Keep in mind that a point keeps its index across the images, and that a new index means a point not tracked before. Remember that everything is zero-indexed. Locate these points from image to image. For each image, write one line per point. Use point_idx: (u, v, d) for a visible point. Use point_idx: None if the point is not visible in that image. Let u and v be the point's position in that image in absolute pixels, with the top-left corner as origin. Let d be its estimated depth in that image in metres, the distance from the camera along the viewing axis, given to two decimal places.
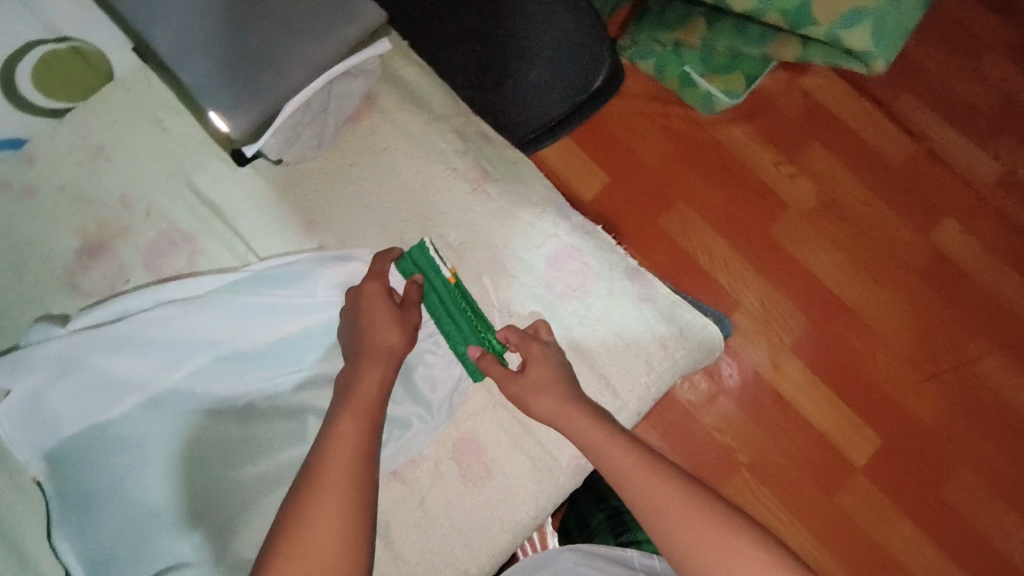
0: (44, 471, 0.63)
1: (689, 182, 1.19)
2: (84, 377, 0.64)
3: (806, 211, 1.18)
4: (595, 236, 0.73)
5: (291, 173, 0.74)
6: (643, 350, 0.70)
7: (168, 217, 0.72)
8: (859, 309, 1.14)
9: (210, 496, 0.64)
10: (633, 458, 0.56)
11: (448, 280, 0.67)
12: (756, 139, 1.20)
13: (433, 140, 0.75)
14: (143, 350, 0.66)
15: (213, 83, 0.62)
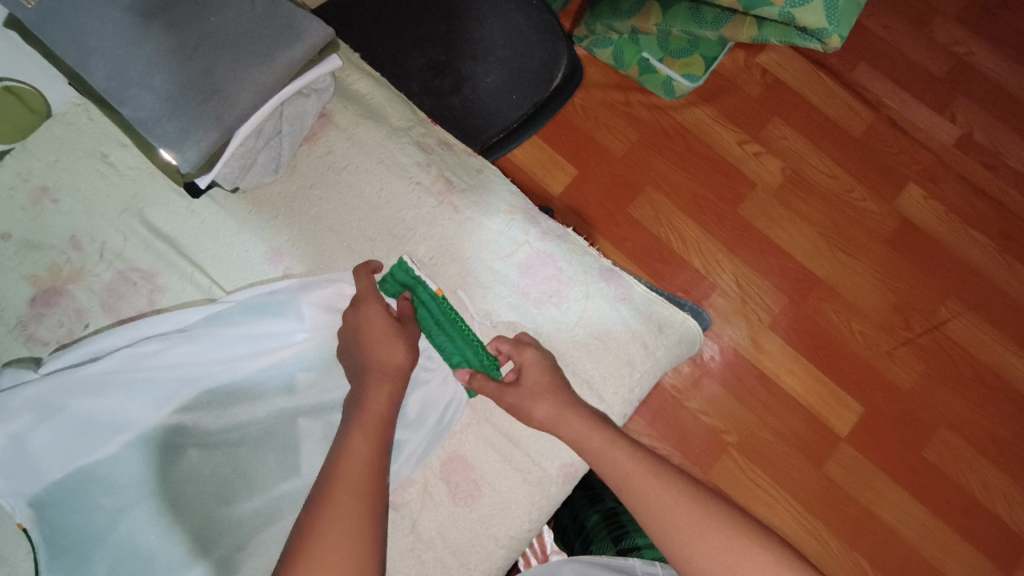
0: (30, 519, 0.60)
1: (658, 169, 1.19)
2: (67, 419, 0.62)
3: (773, 188, 1.18)
4: (567, 239, 0.72)
5: (251, 199, 0.71)
6: (624, 350, 0.69)
7: (124, 255, 0.69)
8: (833, 281, 1.15)
9: (205, 536, 0.62)
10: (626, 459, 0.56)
11: (437, 292, 0.67)
12: (718, 121, 1.20)
13: (394, 154, 0.73)
14: (128, 387, 0.63)
15: (157, 115, 0.60)
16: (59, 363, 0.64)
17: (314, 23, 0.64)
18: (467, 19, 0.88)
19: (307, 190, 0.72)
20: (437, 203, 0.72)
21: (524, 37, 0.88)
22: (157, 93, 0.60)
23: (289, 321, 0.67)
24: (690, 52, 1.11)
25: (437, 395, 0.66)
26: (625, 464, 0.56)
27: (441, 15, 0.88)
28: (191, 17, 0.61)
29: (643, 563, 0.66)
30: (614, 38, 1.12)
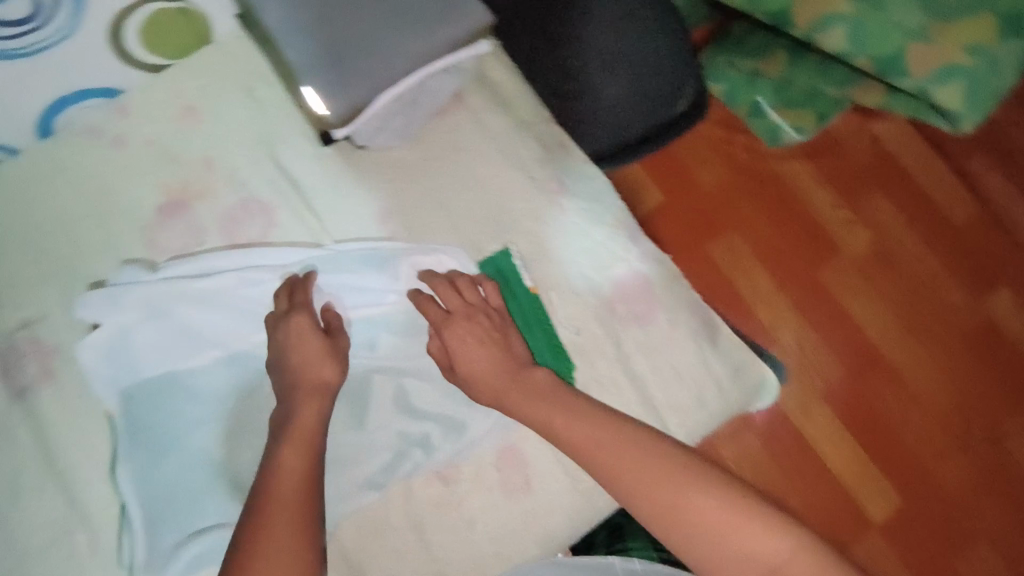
0: (118, 408, 0.65)
1: (745, 213, 1.18)
2: (170, 325, 0.66)
3: (857, 259, 1.16)
4: (664, 265, 0.74)
5: (372, 160, 0.74)
6: (698, 385, 0.70)
7: (249, 185, 0.73)
8: (898, 365, 1.12)
9: None
10: (583, 422, 0.58)
11: (531, 289, 0.70)
12: (816, 179, 1.19)
13: (516, 146, 0.75)
14: (228, 310, 0.67)
15: (318, 66, 0.63)
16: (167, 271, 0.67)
17: (472, 7, 0.66)
18: (599, 27, 0.84)
19: (426, 162, 0.74)
20: (548, 202, 0.73)
21: (657, 57, 0.86)
22: (322, 46, 0.64)
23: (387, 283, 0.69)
24: (807, 104, 1.07)
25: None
26: (578, 424, 0.58)
27: (573, 15, 0.84)
28: None
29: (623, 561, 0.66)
30: (731, 75, 1.09)
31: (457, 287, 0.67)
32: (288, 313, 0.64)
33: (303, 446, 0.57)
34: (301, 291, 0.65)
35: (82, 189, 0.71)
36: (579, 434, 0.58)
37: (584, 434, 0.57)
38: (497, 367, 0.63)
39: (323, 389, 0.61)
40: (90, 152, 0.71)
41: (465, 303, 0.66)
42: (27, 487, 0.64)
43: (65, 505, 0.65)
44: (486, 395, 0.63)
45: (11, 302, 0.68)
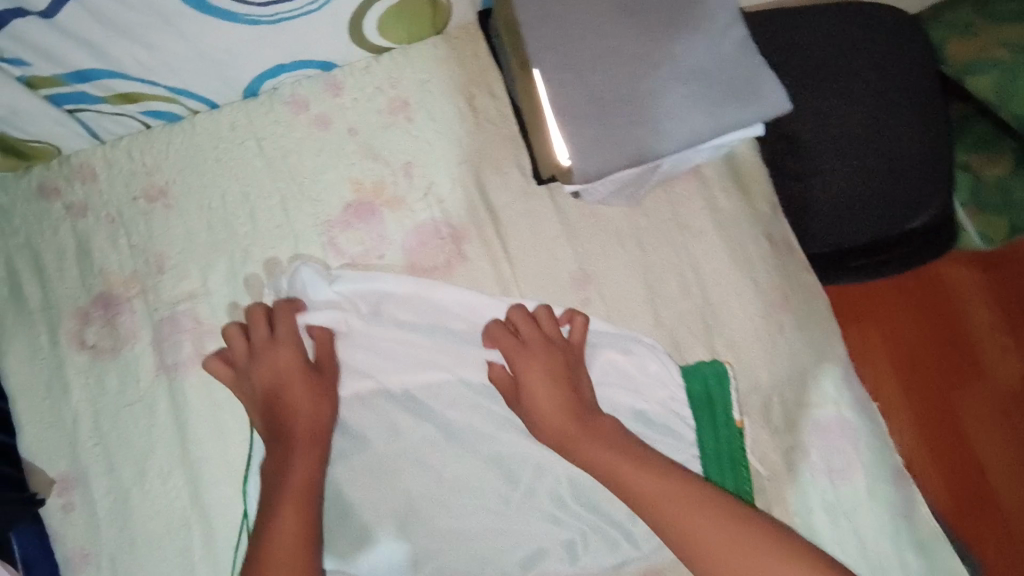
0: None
1: (891, 305, 1.05)
2: (344, 340, 0.62)
3: (1000, 391, 1.03)
4: (874, 418, 0.64)
5: (583, 215, 0.66)
6: (877, 562, 0.62)
7: (445, 206, 0.65)
8: (1014, 520, 0.99)
9: (406, 518, 0.61)
10: (656, 478, 0.54)
11: (736, 424, 0.62)
12: (981, 291, 1.05)
13: (745, 242, 0.66)
14: (406, 335, 0.63)
15: (578, 115, 0.54)
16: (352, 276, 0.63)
17: (776, 88, 0.54)
18: (847, 111, 0.76)
19: (641, 232, 0.65)
20: (764, 314, 0.65)
21: (909, 160, 0.75)
22: (591, 92, 0.54)
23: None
24: None
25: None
26: (644, 479, 0.54)
27: (831, 89, 0.77)
28: (661, 24, 0.55)
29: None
30: None
31: (536, 317, 0.61)
32: (268, 347, 0.60)
33: (298, 511, 0.54)
34: (285, 320, 0.61)
35: (274, 165, 0.65)
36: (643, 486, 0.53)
37: (654, 487, 0.53)
38: (565, 409, 0.57)
39: (319, 436, 0.58)
40: (291, 128, 0.65)
41: (539, 333, 0.60)
42: (158, 467, 0.62)
43: (193, 495, 0.62)
44: (547, 436, 0.58)
45: (179, 270, 0.64)
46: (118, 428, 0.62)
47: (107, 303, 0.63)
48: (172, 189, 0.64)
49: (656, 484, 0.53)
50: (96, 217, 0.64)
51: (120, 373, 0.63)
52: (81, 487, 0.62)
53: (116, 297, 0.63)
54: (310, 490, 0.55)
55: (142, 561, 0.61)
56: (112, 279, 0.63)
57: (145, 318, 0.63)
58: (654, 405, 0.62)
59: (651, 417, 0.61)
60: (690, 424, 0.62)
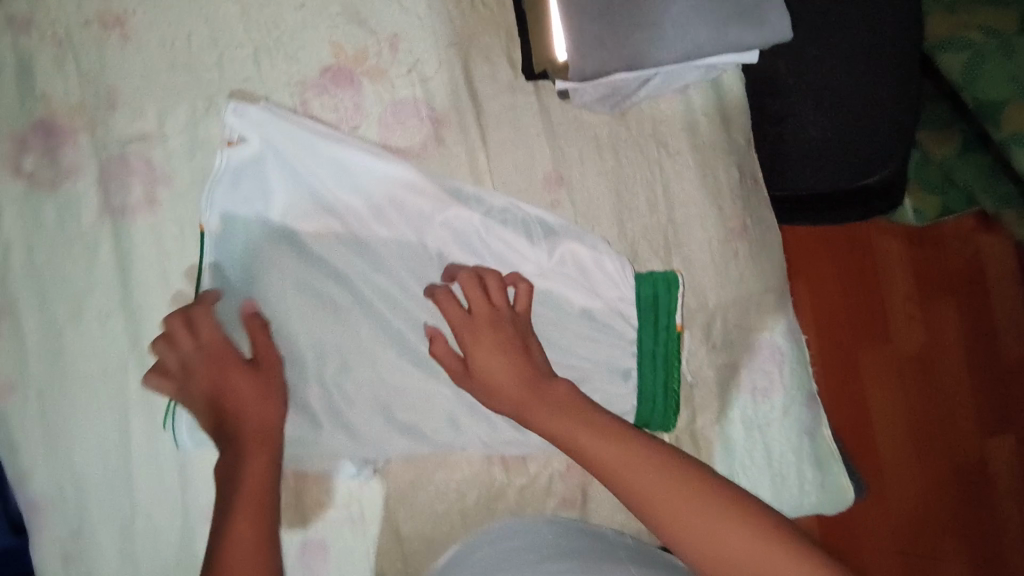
0: (215, 228, 0.59)
1: (822, 257, 1.08)
2: (312, 181, 0.61)
3: (901, 352, 1.08)
4: (802, 348, 0.70)
5: (565, 117, 0.65)
6: (780, 468, 0.69)
7: (428, 85, 0.63)
8: (886, 461, 1.06)
9: (365, 379, 0.62)
10: (611, 443, 0.51)
11: (675, 328, 0.62)
12: (903, 261, 1.09)
13: (716, 168, 0.67)
14: (363, 199, 0.61)
15: (585, 11, 0.53)
16: (292, 128, 0.60)
17: (781, 17, 0.54)
18: (837, 63, 0.76)
19: (619, 142, 0.66)
20: (723, 239, 0.67)
21: (877, 116, 0.77)
22: None
23: (538, 250, 0.62)
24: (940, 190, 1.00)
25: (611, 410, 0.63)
26: (600, 445, 0.51)
27: (821, 35, 0.76)
28: None
29: (614, 531, 0.63)
30: None
31: (484, 280, 0.58)
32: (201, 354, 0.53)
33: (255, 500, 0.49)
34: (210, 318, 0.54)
35: (249, 14, 0.61)
36: (603, 447, 0.51)
37: (610, 455, 0.50)
38: (518, 375, 0.55)
39: (268, 438, 0.52)
40: None
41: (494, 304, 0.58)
42: (93, 310, 0.59)
43: (130, 343, 0.60)
44: (507, 404, 0.55)
45: (133, 108, 0.59)
46: (56, 264, 0.58)
47: (49, 130, 0.58)
48: (131, 20, 0.59)
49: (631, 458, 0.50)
50: (40, 37, 0.58)
51: (60, 207, 0.58)
52: (12, 319, 0.58)
53: (58, 127, 0.58)
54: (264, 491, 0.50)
55: (76, 400, 0.59)
56: (55, 106, 0.58)
57: (91, 153, 0.58)
58: (604, 304, 0.63)
59: (597, 314, 0.63)
60: (631, 324, 0.63)
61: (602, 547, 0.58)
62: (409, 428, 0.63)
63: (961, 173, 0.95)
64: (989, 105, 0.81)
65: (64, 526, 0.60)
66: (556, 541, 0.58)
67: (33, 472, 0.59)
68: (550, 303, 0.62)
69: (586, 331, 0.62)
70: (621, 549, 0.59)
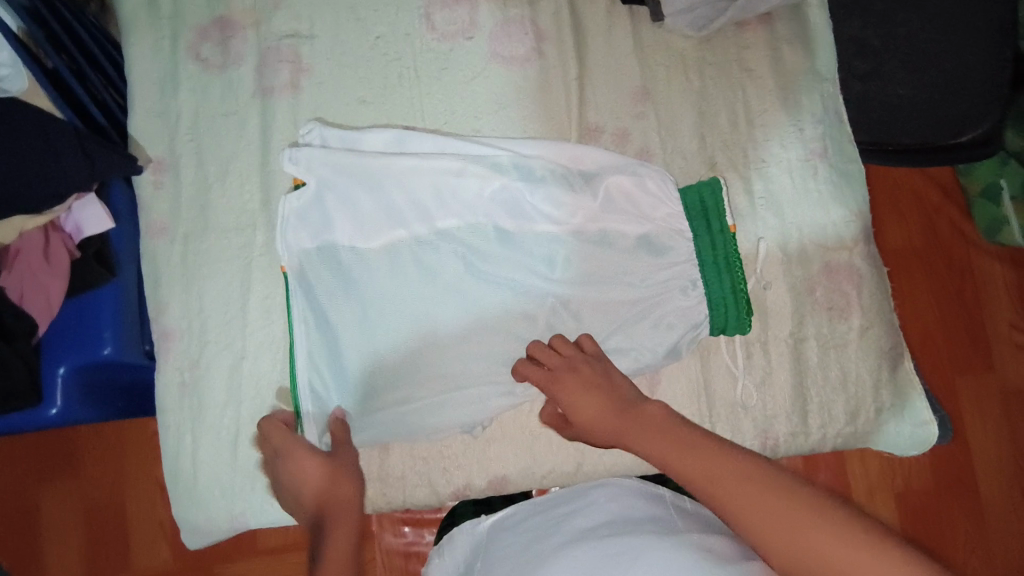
0: (295, 268, 0.67)
1: (918, 284, 1.06)
2: (376, 189, 0.67)
3: (1006, 386, 1.04)
4: (882, 274, 0.69)
5: (656, 40, 0.71)
6: (858, 396, 0.67)
7: (534, 8, 0.72)
8: (988, 500, 1.02)
9: (445, 344, 0.66)
10: (688, 456, 0.52)
11: (728, 228, 0.63)
12: (1007, 289, 1.07)
13: (798, 94, 0.71)
14: (419, 197, 0.67)
15: None
16: (339, 156, 0.67)
17: None
18: (919, 23, 0.80)
19: (705, 66, 0.71)
20: (803, 157, 0.70)
21: (969, 76, 0.79)
22: None
23: (583, 193, 0.66)
24: None
25: (680, 318, 0.64)
26: (689, 463, 0.51)
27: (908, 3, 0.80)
28: None
29: (672, 494, 0.67)
30: None
31: (551, 346, 0.63)
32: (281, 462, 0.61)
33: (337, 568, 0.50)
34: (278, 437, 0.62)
35: None
36: (690, 464, 0.51)
37: (692, 466, 0.51)
38: (606, 411, 0.59)
39: (347, 512, 0.56)
40: None
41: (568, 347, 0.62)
42: (237, 172, 0.69)
43: (261, 202, 0.69)
44: (604, 437, 0.59)
45: (292, 11, 0.71)
46: (214, 131, 0.70)
47: (225, 26, 0.71)
48: None
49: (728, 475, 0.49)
50: None
51: (224, 85, 0.70)
52: (174, 171, 0.69)
53: (233, 22, 0.71)
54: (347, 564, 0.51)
55: (211, 244, 0.68)
56: (234, 7, 0.71)
57: (255, 44, 0.71)
58: (656, 226, 0.65)
59: (652, 238, 0.65)
60: (684, 231, 0.64)
61: (657, 511, 0.62)
62: (484, 353, 0.66)
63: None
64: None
65: (185, 356, 0.67)
66: (612, 504, 0.63)
67: (166, 304, 0.68)
68: (607, 241, 0.66)
69: (640, 257, 0.65)
70: (673, 513, 0.63)
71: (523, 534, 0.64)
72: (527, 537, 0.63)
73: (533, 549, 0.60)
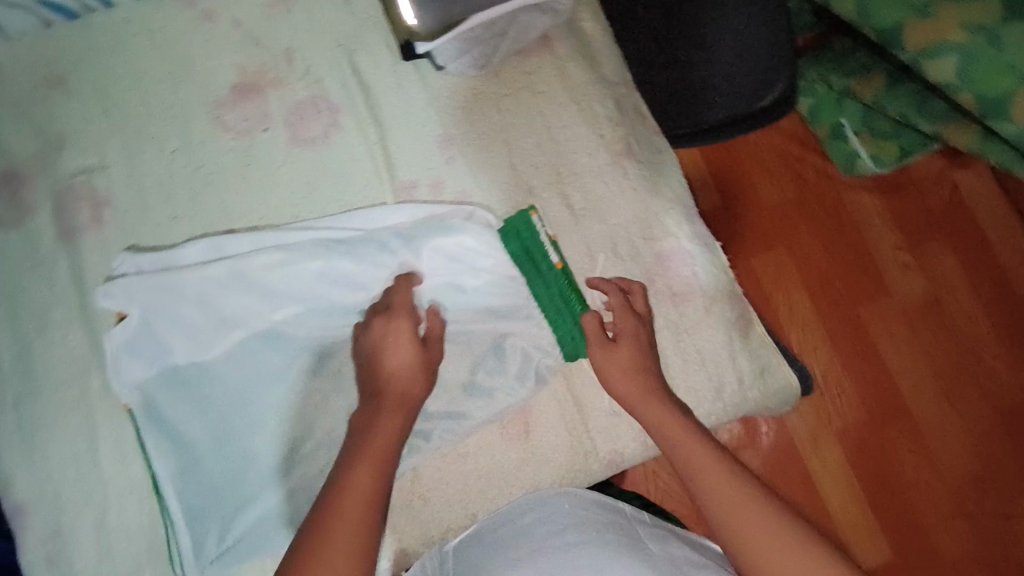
0: (136, 402, 0.64)
1: (799, 232, 1.08)
2: (199, 300, 0.65)
3: (905, 306, 1.07)
4: (712, 250, 0.72)
5: (447, 86, 0.73)
6: (719, 374, 0.69)
7: (321, 84, 0.72)
8: (919, 419, 1.04)
9: (310, 434, 0.64)
10: (704, 455, 0.56)
11: (556, 265, 0.67)
12: (883, 216, 1.09)
13: (592, 102, 0.73)
14: (247, 299, 0.66)
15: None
16: (156, 277, 0.65)
17: None
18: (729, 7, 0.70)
19: (499, 99, 0.73)
20: (610, 160, 0.72)
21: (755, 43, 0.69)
22: None
23: (404, 253, 0.67)
24: (893, 135, 1.02)
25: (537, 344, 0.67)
26: (701, 460, 0.55)
27: None
28: None
29: (634, 509, 0.65)
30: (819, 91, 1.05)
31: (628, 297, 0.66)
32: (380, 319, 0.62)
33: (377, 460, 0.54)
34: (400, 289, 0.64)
35: (165, 55, 0.72)
36: (700, 460, 0.55)
37: (701, 465, 0.55)
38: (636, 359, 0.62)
39: (404, 404, 0.58)
40: (180, 21, 0.72)
41: (633, 324, 0.64)
42: (58, 321, 0.67)
43: (90, 345, 0.67)
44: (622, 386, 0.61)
45: (78, 147, 0.70)
46: (23, 288, 0.67)
47: (11, 179, 0.69)
48: (70, 78, 0.71)
49: (773, 536, 0.49)
50: None
51: (23, 238, 0.68)
52: None
53: (18, 173, 0.69)
54: (387, 451, 0.55)
55: (46, 403, 0.65)
56: (15, 158, 0.69)
57: (46, 189, 0.69)
58: (485, 263, 0.68)
59: (481, 273, 0.68)
60: (519, 279, 0.67)
61: (618, 521, 0.61)
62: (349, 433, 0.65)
63: (895, 106, 0.94)
64: (890, 27, 0.77)
65: (42, 525, 0.63)
66: (578, 509, 0.62)
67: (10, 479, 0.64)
68: (445, 292, 0.67)
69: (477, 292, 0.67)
70: (635, 524, 0.62)
71: (486, 547, 0.60)
72: (489, 550, 0.60)
73: (497, 559, 0.58)
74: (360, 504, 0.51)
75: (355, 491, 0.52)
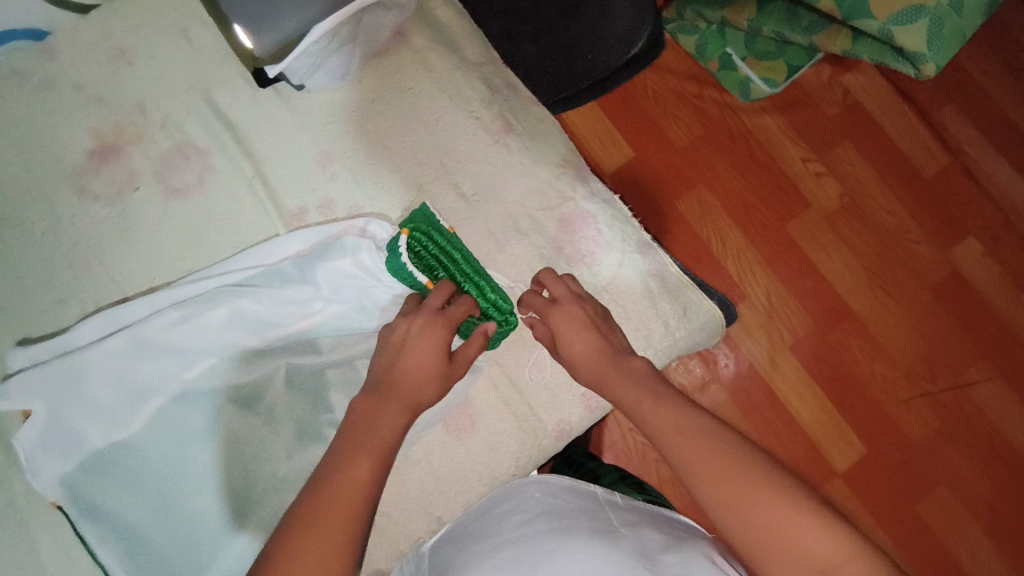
0: (65, 496, 0.61)
1: (711, 165, 1.10)
2: (106, 377, 0.63)
3: (826, 212, 1.09)
4: (612, 204, 0.73)
5: (312, 102, 0.71)
6: (645, 323, 0.70)
7: (183, 130, 0.70)
8: (865, 318, 1.06)
9: (253, 483, 0.63)
10: (663, 408, 0.54)
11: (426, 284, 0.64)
12: (788, 132, 1.10)
13: (460, 87, 0.73)
14: (157, 364, 0.63)
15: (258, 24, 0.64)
16: (56, 365, 0.62)
17: None
18: None
19: (368, 105, 0.72)
20: (492, 141, 0.72)
21: None
22: None
23: (306, 282, 0.66)
24: (777, 54, 1.05)
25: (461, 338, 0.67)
26: (659, 410, 0.54)
27: None
28: None
29: (604, 492, 0.64)
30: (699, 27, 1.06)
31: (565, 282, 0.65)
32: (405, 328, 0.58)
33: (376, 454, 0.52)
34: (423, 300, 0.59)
35: (9, 137, 0.68)
36: (657, 413, 0.54)
37: (658, 417, 0.54)
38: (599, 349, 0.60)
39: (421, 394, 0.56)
40: (16, 97, 0.69)
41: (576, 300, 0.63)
42: None
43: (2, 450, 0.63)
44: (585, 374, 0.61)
45: None
46: None
47: None
48: None
49: (727, 472, 0.48)
50: None
51: None
52: None
53: None
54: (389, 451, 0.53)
55: None
56: None
57: None
58: (387, 291, 0.66)
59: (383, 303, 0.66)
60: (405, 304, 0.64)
61: (588, 506, 0.60)
62: (294, 472, 0.64)
63: (768, 26, 0.96)
64: None
65: None
66: (549, 498, 0.61)
67: None
68: (359, 312, 0.67)
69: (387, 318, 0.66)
70: (605, 507, 0.61)
71: (455, 550, 0.59)
72: (457, 553, 0.59)
73: (465, 557, 0.57)
74: (343, 507, 0.49)
75: (350, 480, 0.50)
